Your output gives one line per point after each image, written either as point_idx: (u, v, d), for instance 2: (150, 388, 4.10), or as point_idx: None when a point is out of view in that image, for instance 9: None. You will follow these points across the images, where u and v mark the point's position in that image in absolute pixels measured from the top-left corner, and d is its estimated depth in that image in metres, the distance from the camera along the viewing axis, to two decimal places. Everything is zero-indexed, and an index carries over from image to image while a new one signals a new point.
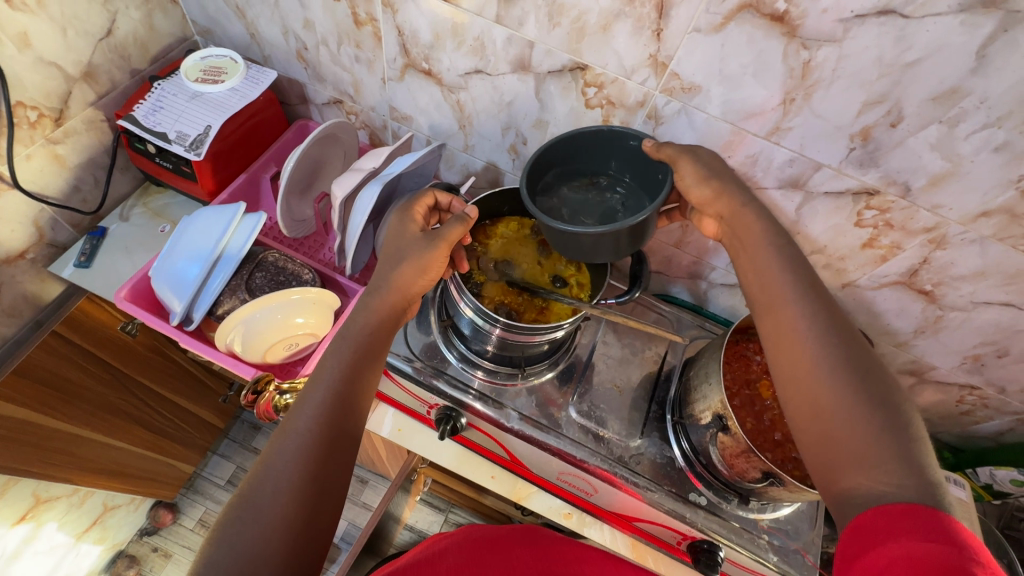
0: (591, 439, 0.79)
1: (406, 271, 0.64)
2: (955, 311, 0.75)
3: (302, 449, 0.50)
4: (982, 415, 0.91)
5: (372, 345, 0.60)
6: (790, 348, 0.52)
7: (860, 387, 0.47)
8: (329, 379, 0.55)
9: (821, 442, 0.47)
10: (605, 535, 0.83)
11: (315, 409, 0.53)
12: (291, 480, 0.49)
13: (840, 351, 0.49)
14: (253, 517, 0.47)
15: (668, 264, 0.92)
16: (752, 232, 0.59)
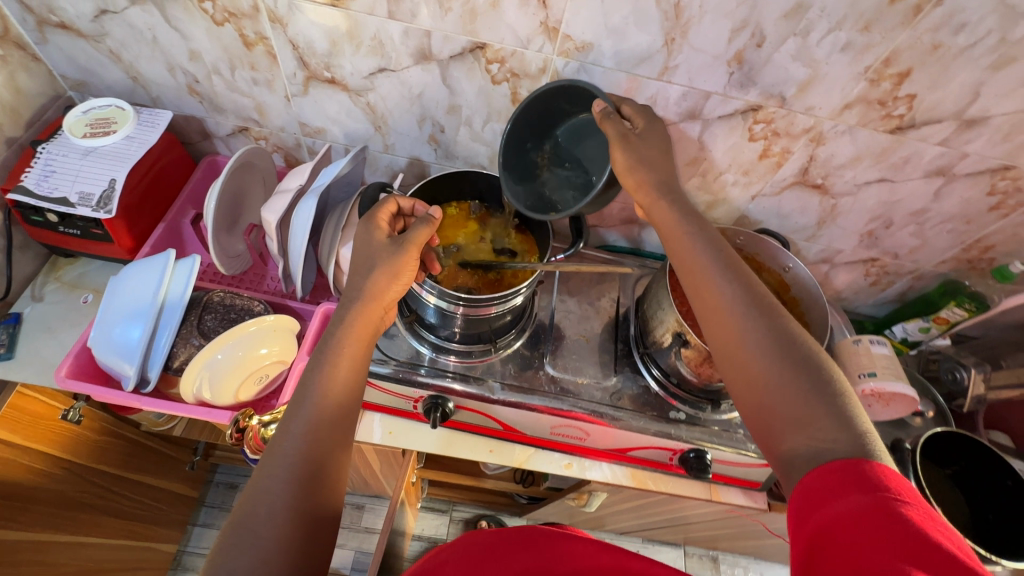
0: (571, 389, 0.85)
1: (378, 279, 0.64)
2: (845, 196, 0.87)
3: (291, 475, 0.51)
4: (886, 282, 1.06)
5: (349, 353, 0.60)
6: (722, 330, 0.58)
7: (786, 357, 0.53)
8: (312, 397, 0.56)
9: (761, 411, 0.53)
10: (606, 473, 0.88)
11: (302, 430, 0.54)
12: (284, 504, 0.50)
13: (764, 327, 0.56)
14: (250, 540, 0.48)
15: (601, 216, 0.99)
16: (677, 216, 0.65)
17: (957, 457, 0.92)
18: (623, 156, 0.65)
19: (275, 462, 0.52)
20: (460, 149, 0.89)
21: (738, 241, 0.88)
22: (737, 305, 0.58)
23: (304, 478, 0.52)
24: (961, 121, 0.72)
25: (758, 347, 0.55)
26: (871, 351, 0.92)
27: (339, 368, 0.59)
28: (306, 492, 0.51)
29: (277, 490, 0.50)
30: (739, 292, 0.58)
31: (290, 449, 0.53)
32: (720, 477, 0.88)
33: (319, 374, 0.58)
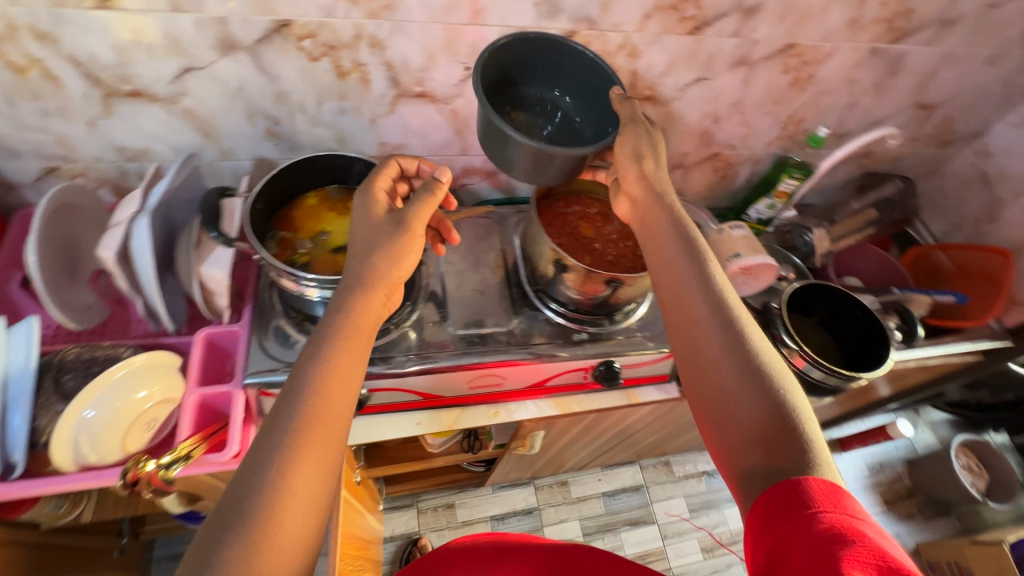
0: (478, 341, 0.87)
1: (378, 262, 0.62)
2: (673, 101, 0.95)
3: (260, 530, 0.44)
4: (732, 173, 1.18)
5: (337, 363, 0.54)
6: (689, 330, 0.58)
7: (746, 368, 0.54)
8: (290, 425, 0.50)
9: (722, 425, 0.54)
10: (533, 410, 0.93)
11: (275, 470, 0.47)
12: (278, 485, 0.47)
13: (731, 337, 0.56)
14: (242, 524, 0.45)
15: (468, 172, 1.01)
16: (660, 223, 0.65)
17: (820, 303, 1.06)
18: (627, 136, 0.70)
19: (235, 509, 0.45)
20: (304, 137, 0.86)
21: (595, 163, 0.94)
22: (709, 306, 0.58)
23: (278, 532, 0.45)
24: (743, 10, 0.81)
25: (724, 355, 0.55)
26: (733, 235, 1.03)
27: (327, 397, 0.52)
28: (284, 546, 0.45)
29: (244, 548, 0.43)
30: (710, 292, 0.59)
31: (257, 496, 0.46)
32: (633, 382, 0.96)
33: (317, 354, 0.55)
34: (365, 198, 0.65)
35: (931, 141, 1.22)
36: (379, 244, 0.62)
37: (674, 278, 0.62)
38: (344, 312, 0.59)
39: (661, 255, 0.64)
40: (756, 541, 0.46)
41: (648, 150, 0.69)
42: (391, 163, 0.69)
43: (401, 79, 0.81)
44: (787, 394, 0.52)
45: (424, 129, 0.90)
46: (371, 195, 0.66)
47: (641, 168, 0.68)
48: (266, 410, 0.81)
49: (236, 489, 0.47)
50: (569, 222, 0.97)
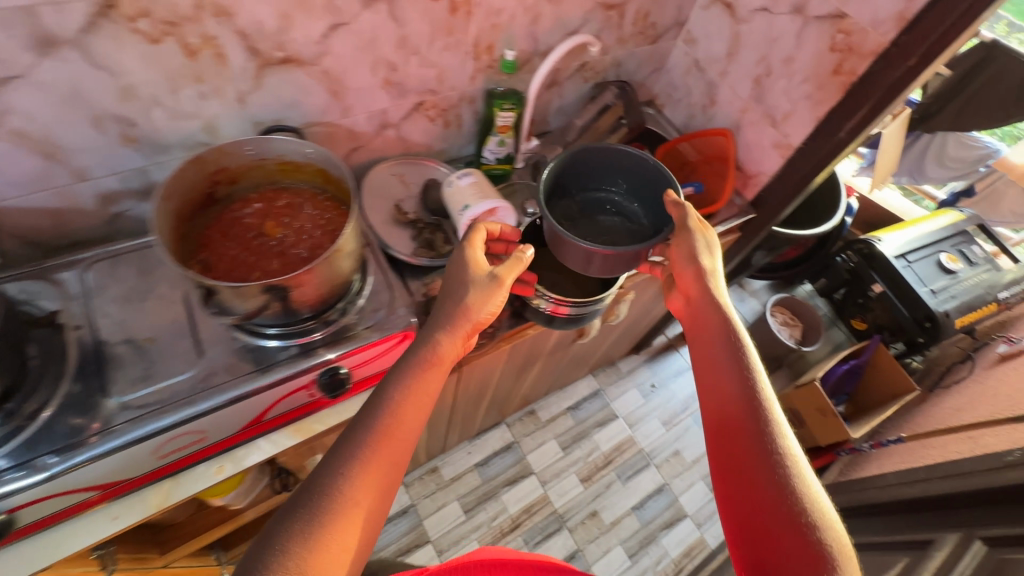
0: (153, 404, 0.72)
1: (468, 302, 0.75)
2: (322, 57, 0.82)
3: (326, 522, 0.54)
4: (452, 117, 1.10)
5: (399, 435, 0.63)
6: (709, 351, 0.78)
7: (737, 383, 0.73)
8: (373, 431, 0.62)
9: (752, 518, 0.64)
10: (265, 449, 0.82)
11: (349, 468, 0.58)
12: (345, 488, 0.57)
13: (734, 356, 0.75)
14: (319, 497, 0.55)
15: (109, 197, 0.82)
16: (713, 320, 0.80)
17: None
18: (687, 249, 0.85)
19: (305, 496, 0.56)
20: None
21: (249, 151, 0.80)
22: (722, 333, 0.78)
23: (341, 529, 0.55)
24: None
25: (728, 365, 0.75)
26: (461, 186, 1.02)
27: (398, 424, 0.64)
28: (332, 545, 0.53)
29: (305, 540, 0.52)
30: (723, 321, 0.79)
31: (337, 488, 0.57)
32: (379, 380, 0.89)
33: (388, 393, 0.66)
34: (462, 249, 0.80)
35: (641, 39, 1.21)
36: (472, 290, 0.76)
37: (709, 320, 0.81)
38: (456, 313, 0.76)
39: (686, 276, 0.85)
40: (749, 534, 0.63)
41: (687, 255, 0.85)
42: (480, 229, 0.82)
43: None
44: (771, 411, 0.70)
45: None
46: (464, 245, 0.80)
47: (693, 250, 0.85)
48: None
49: (308, 492, 0.56)
50: (248, 226, 0.84)
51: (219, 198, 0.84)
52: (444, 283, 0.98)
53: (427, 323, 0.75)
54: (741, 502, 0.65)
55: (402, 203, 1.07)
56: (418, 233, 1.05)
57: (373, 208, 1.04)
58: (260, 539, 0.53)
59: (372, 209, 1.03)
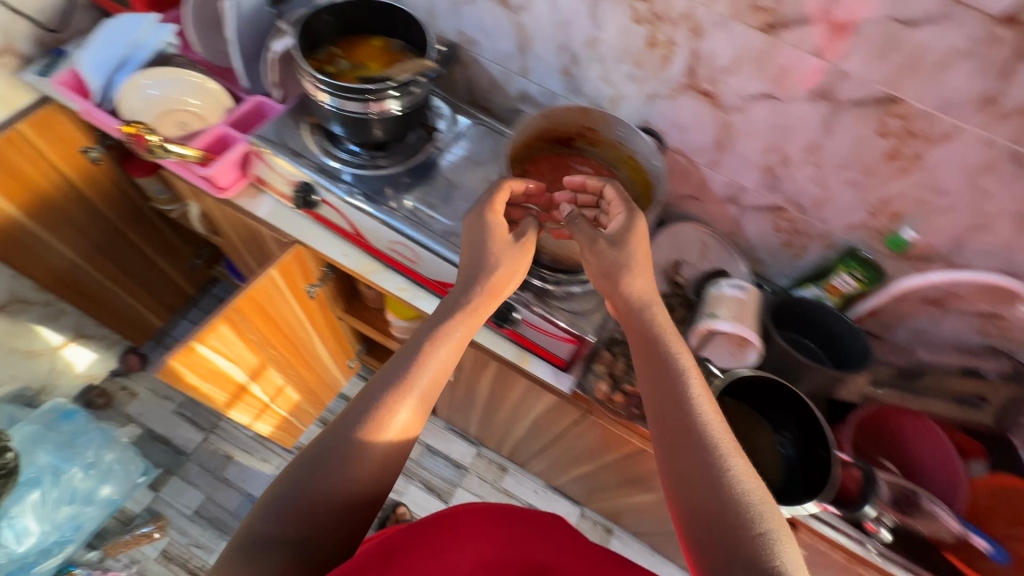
0: (417, 219, 0.94)
1: (500, 269, 0.77)
2: (736, 112, 0.85)
3: (357, 450, 0.61)
4: (800, 245, 1.00)
5: (443, 360, 0.70)
6: (674, 474, 0.60)
7: (711, 508, 0.56)
8: (395, 373, 0.67)
9: (703, 521, 0.56)
10: (433, 306, 0.97)
11: (390, 391, 0.65)
12: (366, 422, 0.62)
13: (702, 436, 0.61)
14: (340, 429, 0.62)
15: (522, 97, 1.05)
16: (659, 345, 0.70)
17: (793, 422, 0.88)
18: (597, 261, 0.77)
19: (355, 412, 0.64)
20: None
21: (618, 134, 0.91)
22: (658, 371, 0.68)
23: (370, 456, 0.61)
24: (831, 24, 0.69)
25: (707, 491, 0.57)
26: (726, 295, 0.94)
27: (445, 363, 0.70)
28: (368, 471, 0.61)
29: (339, 469, 0.59)
30: (712, 462, 0.59)
31: (381, 411, 0.63)
32: (530, 347, 0.95)
33: (432, 335, 0.71)
34: (485, 218, 0.79)
35: None
36: (505, 266, 0.77)
37: (638, 336, 0.72)
38: (488, 281, 0.76)
39: (632, 327, 0.74)
40: (702, 536, 0.56)
41: (641, 254, 0.77)
42: (501, 190, 0.81)
43: None
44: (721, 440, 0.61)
45: (494, 32, 0.97)
46: (492, 213, 0.80)
47: (627, 279, 0.75)
48: (254, 169, 1.00)
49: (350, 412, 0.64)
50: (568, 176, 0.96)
51: (571, 146, 0.98)
52: None
53: (461, 284, 0.76)
54: (688, 494, 0.58)
55: (685, 264, 1.04)
56: (667, 294, 1.02)
57: (657, 247, 1.05)
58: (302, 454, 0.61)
59: (658, 248, 1.04)
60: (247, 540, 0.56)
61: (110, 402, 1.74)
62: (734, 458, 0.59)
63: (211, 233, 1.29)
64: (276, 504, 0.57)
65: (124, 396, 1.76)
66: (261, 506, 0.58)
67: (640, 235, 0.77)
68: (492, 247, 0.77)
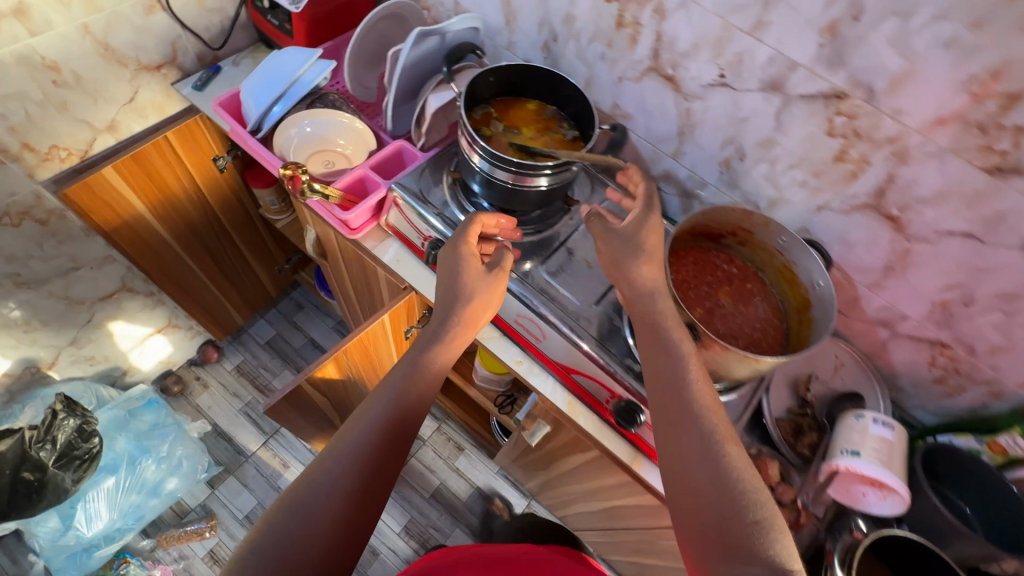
0: (548, 295, 0.90)
1: (473, 288, 0.80)
2: (922, 243, 0.78)
3: (335, 487, 0.62)
4: (955, 384, 0.91)
5: (430, 372, 0.75)
6: (676, 471, 0.64)
7: (716, 505, 0.59)
8: (389, 402, 0.70)
9: (704, 513, 0.60)
10: (547, 386, 0.91)
11: (368, 429, 0.67)
12: (347, 459, 0.64)
13: (698, 432, 0.63)
14: (332, 460, 0.64)
15: (667, 178, 1.01)
16: (656, 337, 0.72)
17: None
18: (608, 249, 0.79)
19: (346, 446, 0.65)
20: (565, 64, 0.99)
21: (779, 242, 0.85)
22: (659, 377, 0.70)
23: (347, 486, 0.62)
24: None
25: (705, 475, 0.61)
26: (869, 432, 0.85)
27: (428, 374, 0.75)
28: (346, 504, 0.62)
29: (322, 502, 0.61)
30: (707, 457, 0.62)
31: (362, 442, 0.66)
32: (648, 452, 0.87)
33: (417, 356, 0.76)
34: (459, 251, 0.81)
35: None
36: (480, 295, 0.80)
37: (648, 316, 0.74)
38: (464, 310, 0.79)
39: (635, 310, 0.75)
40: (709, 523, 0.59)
41: (647, 251, 0.77)
42: (475, 223, 0.84)
43: (662, 54, 0.85)
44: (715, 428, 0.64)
45: (655, 112, 0.93)
46: (469, 246, 0.82)
47: (632, 269, 0.75)
48: (387, 216, 0.99)
49: (330, 448, 0.66)
50: (713, 274, 0.90)
51: (719, 243, 0.92)
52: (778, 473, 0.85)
53: (437, 324, 0.79)
54: (685, 484, 0.63)
55: (816, 380, 0.97)
56: (794, 412, 0.94)
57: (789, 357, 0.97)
58: (287, 492, 0.62)
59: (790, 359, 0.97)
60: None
61: (183, 390, 1.76)
62: (731, 450, 0.62)
63: (318, 256, 1.29)
64: (252, 544, 0.57)
65: (197, 387, 1.79)
66: (241, 552, 0.57)
67: (651, 229, 0.78)
68: (468, 277, 0.80)
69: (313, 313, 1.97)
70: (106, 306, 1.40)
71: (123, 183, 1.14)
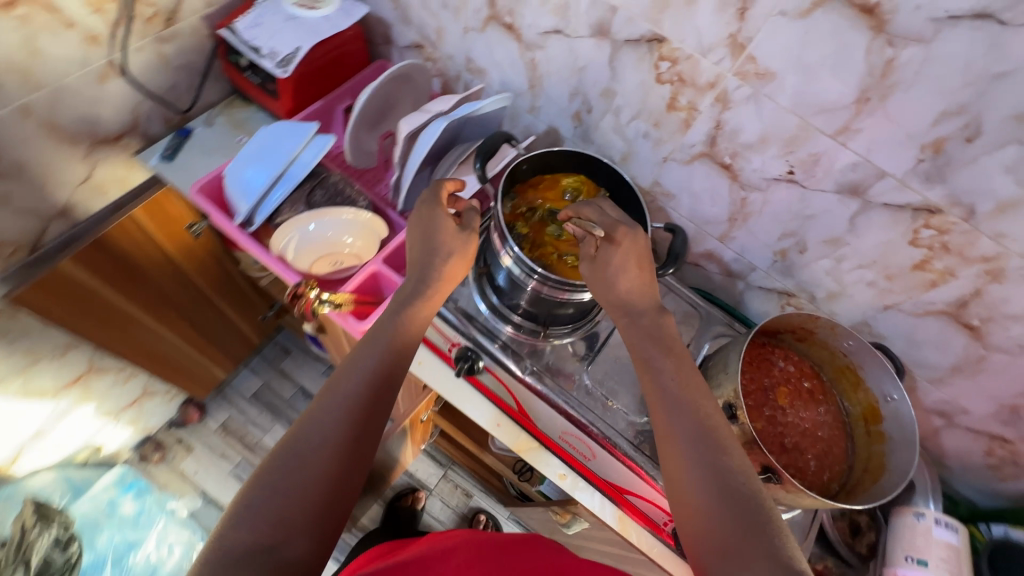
0: (598, 406, 0.82)
1: (447, 245, 0.73)
2: (1000, 353, 0.73)
3: (314, 456, 0.56)
4: (1009, 473, 0.88)
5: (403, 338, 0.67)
6: (670, 470, 0.57)
7: (716, 496, 0.52)
8: (362, 375, 0.62)
9: (700, 504, 0.53)
10: (595, 502, 0.84)
11: (358, 382, 0.62)
12: (327, 433, 0.58)
13: (687, 414, 0.58)
14: (307, 431, 0.58)
15: (709, 257, 0.92)
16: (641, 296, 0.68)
17: None
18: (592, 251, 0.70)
19: (322, 416, 0.59)
20: (599, 135, 0.87)
21: (845, 345, 0.79)
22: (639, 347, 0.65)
23: (338, 444, 0.58)
24: None
25: (699, 473, 0.54)
26: (931, 535, 0.82)
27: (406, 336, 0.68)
28: (336, 460, 0.57)
29: (301, 470, 0.55)
30: (702, 442, 0.55)
31: (349, 394, 0.61)
32: None
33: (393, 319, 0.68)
34: (435, 214, 0.73)
35: None
36: (453, 253, 0.73)
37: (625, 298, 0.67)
38: (437, 271, 0.72)
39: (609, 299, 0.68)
40: (702, 512, 0.52)
41: (626, 254, 0.67)
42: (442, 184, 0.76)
43: (719, 142, 0.75)
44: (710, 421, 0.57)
45: (703, 196, 0.84)
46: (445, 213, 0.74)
47: (611, 278, 0.67)
48: None
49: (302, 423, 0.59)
50: (770, 374, 0.82)
51: (775, 336, 0.84)
52: None
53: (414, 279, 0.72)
54: (677, 477, 0.55)
55: None
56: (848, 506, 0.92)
57: None
58: (265, 465, 0.56)
59: None
60: (220, 552, 0.51)
61: (163, 456, 1.61)
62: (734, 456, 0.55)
63: (316, 331, 1.15)
64: (233, 519, 0.53)
65: (178, 450, 1.62)
66: (231, 516, 0.54)
67: (631, 242, 0.66)
68: (441, 240, 0.73)
69: (301, 358, 1.81)
70: (72, 392, 1.23)
71: (87, 272, 0.98)
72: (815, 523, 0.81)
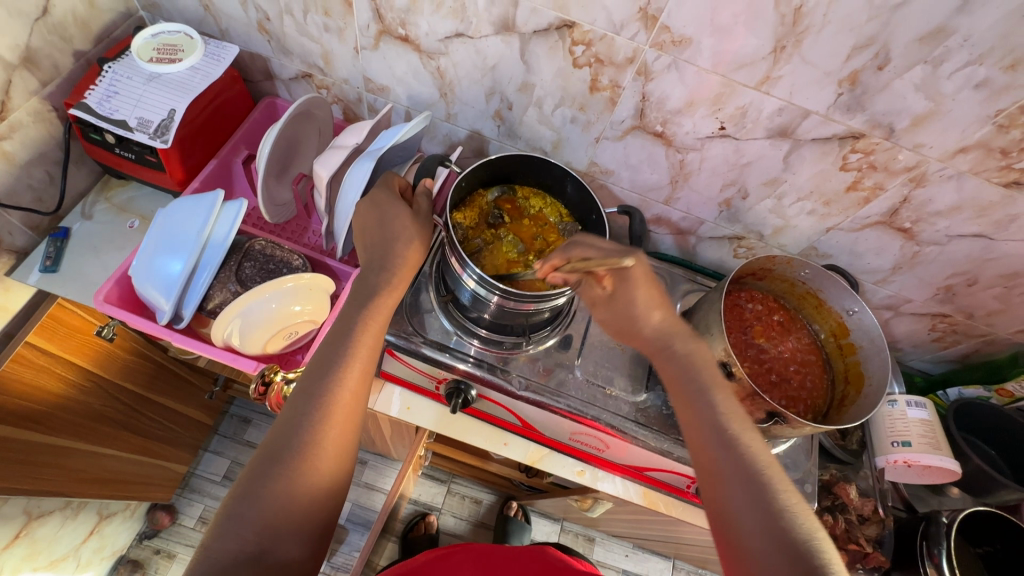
0: (599, 396, 0.82)
1: (400, 235, 0.67)
2: (931, 245, 0.80)
3: (301, 465, 0.52)
4: (951, 340, 0.98)
5: (375, 325, 0.62)
6: (712, 497, 0.56)
7: (758, 524, 0.52)
8: (338, 375, 0.57)
9: (730, 530, 0.53)
10: (618, 487, 0.86)
11: (336, 379, 0.57)
12: (313, 437, 0.53)
13: (727, 441, 0.57)
14: (289, 436, 0.53)
15: (658, 221, 0.94)
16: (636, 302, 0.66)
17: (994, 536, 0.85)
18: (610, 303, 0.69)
19: (301, 422, 0.54)
20: (525, 129, 0.84)
21: (802, 274, 0.83)
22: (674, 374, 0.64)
23: (323, 447, 0.53)
24: None
25: (743, 505, 0.53)
26: (907, 417, 0.89)
27: (377, 324, 0.63)
28: (327, 457, 0.53)
29: (290, 468, 0.51)
30: (739, 472, 0.55)
31: (328, 389, 0.56)
32: None
33: (360, 314, 0.62)
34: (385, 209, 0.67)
35: None
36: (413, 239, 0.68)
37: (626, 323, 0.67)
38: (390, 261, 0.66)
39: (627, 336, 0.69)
40: (744, 541, 0.52)
41: (637, 287, 0.66)
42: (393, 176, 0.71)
43: (648, 113, 0.75)
44: (753, 453, 0.56)
45: (642, 165, 0.84)
46: (401, 202, 0.69)
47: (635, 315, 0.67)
48: (383, 366, 0.83)
49: (282, 429, 0.54)
50: (743, 318, 0.85)
51: (738, 281, 0.87)
52: (854, 492, 0.89)
53: (362, 268, 0.67)
54: (716, 506, 0.55)
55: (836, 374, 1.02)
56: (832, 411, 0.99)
57: None
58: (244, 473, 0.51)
59: None
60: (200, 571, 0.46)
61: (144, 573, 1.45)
62: (782, 488, 0.54)
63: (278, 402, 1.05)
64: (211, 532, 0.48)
65: (161, 561, 1.47)
66: (213, 525, 0.49)
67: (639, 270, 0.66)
68: (398, 236, 0.67)
69: (265, 423, 1.67)
70: (19, 548, 1.08)
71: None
72: (815, 439, 0.86)
